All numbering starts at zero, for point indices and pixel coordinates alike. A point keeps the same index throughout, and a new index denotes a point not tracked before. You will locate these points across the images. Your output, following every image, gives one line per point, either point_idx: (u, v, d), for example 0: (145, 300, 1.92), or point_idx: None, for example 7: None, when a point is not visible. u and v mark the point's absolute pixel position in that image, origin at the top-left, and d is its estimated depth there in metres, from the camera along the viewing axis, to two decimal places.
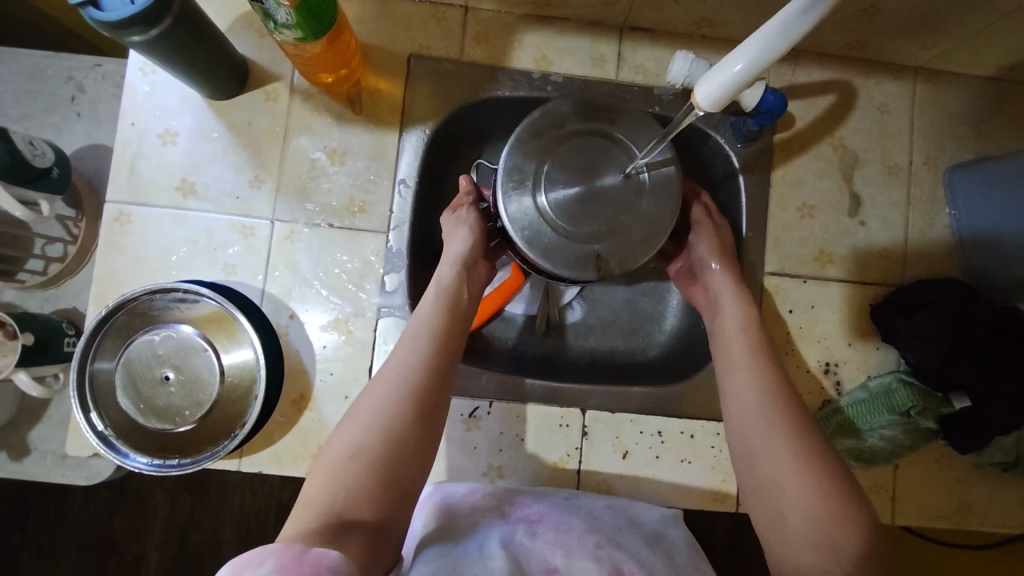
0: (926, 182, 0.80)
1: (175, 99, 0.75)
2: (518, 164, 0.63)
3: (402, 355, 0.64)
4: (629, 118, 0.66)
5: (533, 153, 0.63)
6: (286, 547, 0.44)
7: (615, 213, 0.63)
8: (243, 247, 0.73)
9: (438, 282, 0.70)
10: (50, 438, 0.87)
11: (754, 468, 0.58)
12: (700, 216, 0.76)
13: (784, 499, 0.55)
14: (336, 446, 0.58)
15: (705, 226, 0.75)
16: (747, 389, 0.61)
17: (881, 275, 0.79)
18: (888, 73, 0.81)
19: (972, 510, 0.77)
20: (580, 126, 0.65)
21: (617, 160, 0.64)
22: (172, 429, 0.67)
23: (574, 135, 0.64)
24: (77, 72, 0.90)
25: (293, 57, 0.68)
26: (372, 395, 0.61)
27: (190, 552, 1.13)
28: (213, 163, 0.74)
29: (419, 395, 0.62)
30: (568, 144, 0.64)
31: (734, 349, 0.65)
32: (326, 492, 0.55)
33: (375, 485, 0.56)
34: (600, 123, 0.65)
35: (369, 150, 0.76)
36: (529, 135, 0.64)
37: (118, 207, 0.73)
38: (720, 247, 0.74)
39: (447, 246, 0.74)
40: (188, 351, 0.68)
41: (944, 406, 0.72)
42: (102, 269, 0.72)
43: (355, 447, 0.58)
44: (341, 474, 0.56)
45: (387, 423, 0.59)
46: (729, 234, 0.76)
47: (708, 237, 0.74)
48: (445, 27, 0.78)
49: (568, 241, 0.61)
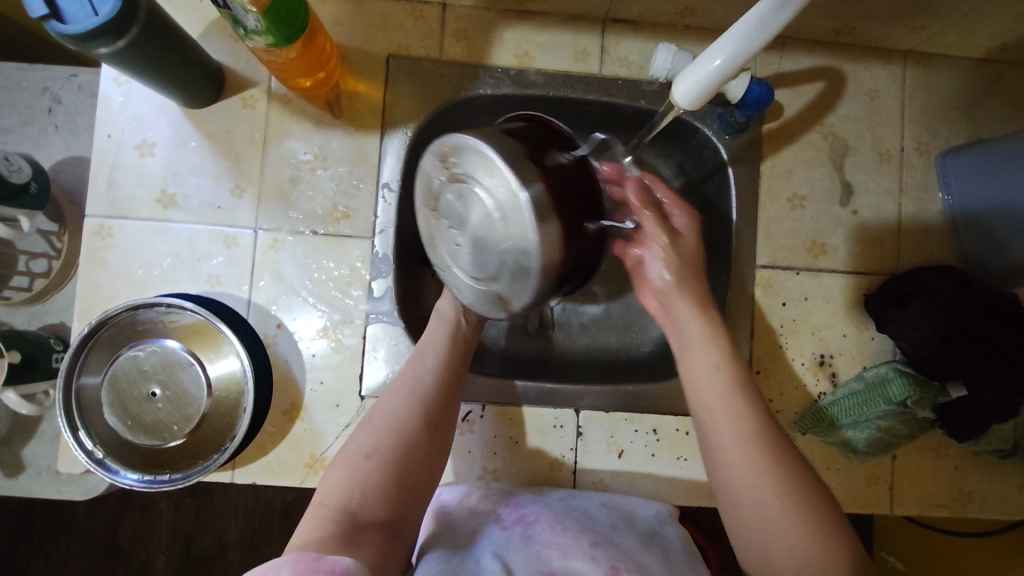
0: (919, 168, 0.79)
1: (151, 109, 0.73)
2: (428, 232, 0.56)
3: (406, 374, 0.63)
4: (468, 147, 0.50)
5: (429, 215, 0.55)
6: (300, 556, 0.44)
7: (496, 259, 0.50)
8: (227, 257, 0.72)
9: (439, 312, 0.68)
10: (44, 454, 0.86)
11: (727, 461, 0.58)
12: (656, 225, 0.68)
13: (759, 493, 0.55)
14: (350, 446, 0.59)
15: (663, 236, 0.68)
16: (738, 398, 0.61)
17: (875, 264, 0.78)
18: (877, 57, 0.79)
19: (972, 497, 0.76)
20: (442, 173, 0.52)
21: (472, 196, 0.50)
22: (162, 445, 0.66)
23: (445, 179, 0.52)
24: (53, 83, 0.88)
25: (267, 63, 0.66)
26: (382, 410, 0.61)
27: (195, 557, 1.13)
28: (193, 173, 0.73)
29: (430, 403, 0.62)
30: (443, 191, 0.53)
31: (702, 357, 0.64)
32: (343, 491, 0.55)
33: (394, 486, 0.57)
34: (451, 160, 0.51)
35: (350, 154, 0.75)
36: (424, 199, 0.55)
37: (98, 221, 0.72)
38: (679, 261, 0.68)
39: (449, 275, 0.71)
40: (174, 364, 0.67)
41: (940, 394, 0.72)
42: (85, 285, 0.71)
43: (372, 446, 0.58)
44: (360, 473, 0.56)
45: (399, 426, 0.59)
46: (691, 240, 0.69)
47: (665, 252, 0.68)
48: (424, 25, 0.76)
49: (473, 291, 0.54)
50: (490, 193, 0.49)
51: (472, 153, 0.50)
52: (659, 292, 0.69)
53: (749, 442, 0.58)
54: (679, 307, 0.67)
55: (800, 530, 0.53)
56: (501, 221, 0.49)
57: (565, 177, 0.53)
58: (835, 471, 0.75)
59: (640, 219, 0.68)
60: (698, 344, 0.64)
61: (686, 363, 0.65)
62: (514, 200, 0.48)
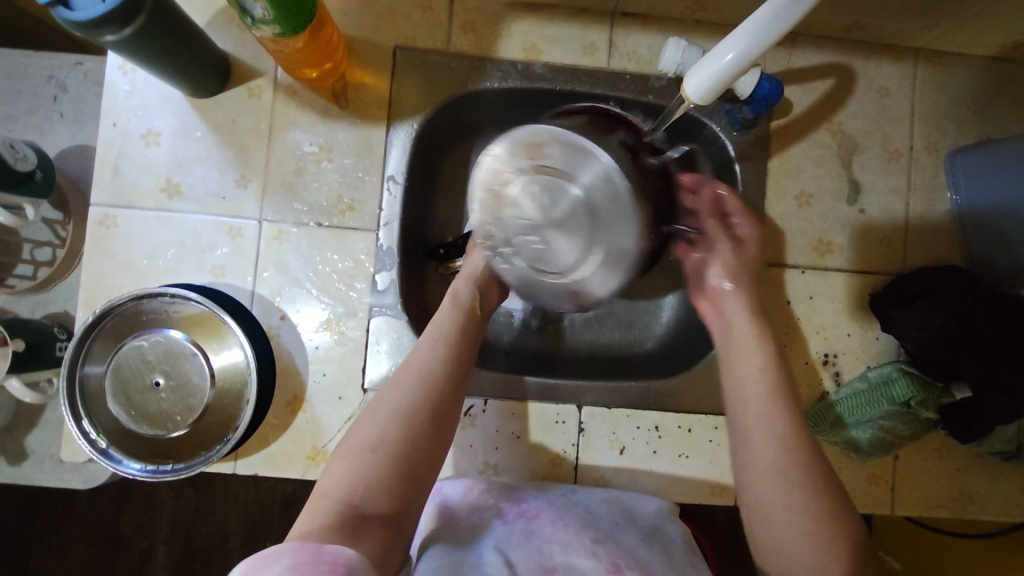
0: (927, 167, 0.78)
1: (156, 98, 0.73)
2: (486, 230, 0.59)
3: (416, 363, 0.63)
4: (567, 143, 0.56)
5: (490, 211, 0.57)
6: (301, 546, 0.44)
7: (588, 252, 0.58)
8: (231, 248, 0.72)
9: (453, 298, 0.69)
10: (48, 442, 0.87)
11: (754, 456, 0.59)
12: (718, 231, 0.72)
13: (780, 489, 0.56)
14: (354, 438, 0.59)
15: (724, 242, 0.72)
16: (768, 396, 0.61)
17: (881, 263, 0.77)
18: (888, 55, 0.78)
19: (973, 499, 0.76)
20: (525, 164, 0.56)
21: (566, 194, 0.56)
22: (164, 435, 0.66)
23: (518, 174, 0.56)
24: (59, 71, 0.88)
25: (273, 53, 0.66)
26: (387, 400, 0.60)
27: (196, 546, 1.14)
28: (198, 163, 0.73)
29: (433, 395, 0.61)
30: (522, 187, 0.56)
31: (745, 358, 0.64)
32: (347, 483, 0.55)
33: (397, 479, 0.56)
34: (541, 156, 0.55)
35: (356, 146, 0.74)
36: (485, 195, 0.57)
37: (103, 210, 0.72)
38: (738, 268, 0.70)
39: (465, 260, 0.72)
40: (178, 355, 0.67)
41: (944, 395, 0.72)
42: (89, 274, 0.71)
43: (376, 439, 0.58)
44: (363, 465, 0.56)
45: (403, 418, 0.59)
46: (752, 251, 0.72)
47: (726, 258, 0.71)
48: (432, 17, 0.75)
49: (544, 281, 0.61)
50: (585, 188, 0.56)
51: (566, 141, 0.55)
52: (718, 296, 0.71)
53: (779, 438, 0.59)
54: (732, 308, 0.69)
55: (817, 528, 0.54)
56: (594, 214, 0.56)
57: (653, 176, 0.62)
58: (837, 471, 0.75)
59: (704, 225, 0.72)
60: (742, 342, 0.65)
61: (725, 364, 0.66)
62: (613, 196, 0.56)
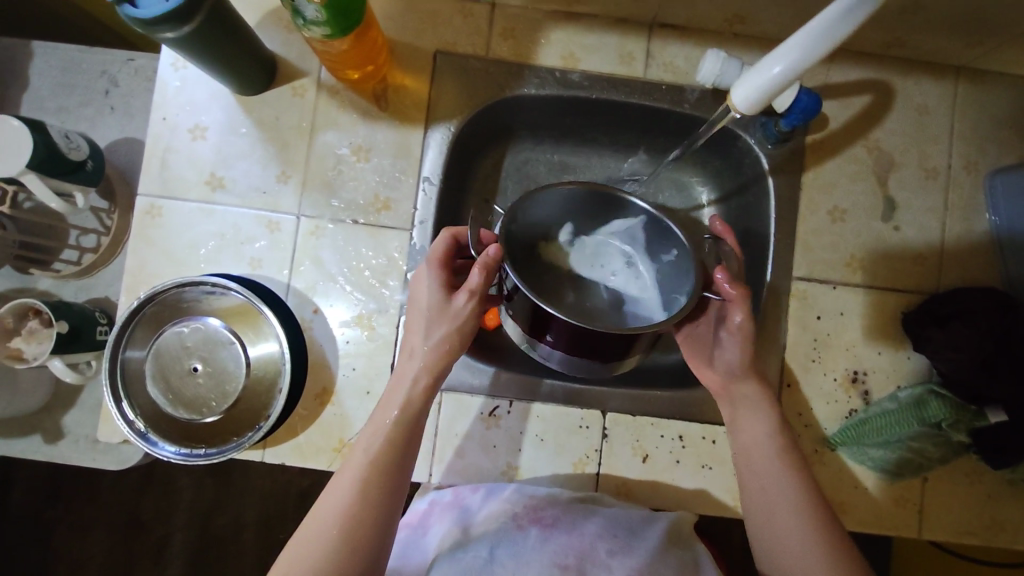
0: (965, 186, 0.77)
1: (204, 95, 0.76)
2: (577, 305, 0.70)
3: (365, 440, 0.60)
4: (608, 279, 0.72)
5: (584, 309, 0.70)
6: None
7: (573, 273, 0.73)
8: (270, 242, 0.74)
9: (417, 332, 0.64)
10: (83, 423, 0.90)
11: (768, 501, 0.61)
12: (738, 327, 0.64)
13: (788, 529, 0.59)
14: (317, 513, 0.57)
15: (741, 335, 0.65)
16: (769, 451, 0.64)
17: (913, 282, 0.76)
18: (927, 72, 0.78)
19: (1003, 527, 0.74)
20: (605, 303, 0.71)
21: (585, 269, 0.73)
22: (200, 420, 0.68)
23: (578, 293, 0.72)
24: (111, 66, 0.92)
25: (320, 53, 0.68)
26: (346, 472, 0.58)
27: (213, 534, 1.16)
28: (242, 158, 0.75)
29: (392, 467, 0.59)
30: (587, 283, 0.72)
31: (754, 419, 0.65)
32: (308, 565, 0.54)
33: (360, 557, 0.55)
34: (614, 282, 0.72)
35: (394, 147, 0.76)
36: (586, 308, 0.70)
37: (149, 200, 0.74)
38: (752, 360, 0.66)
39: (416, 296, 0.65)
40: (216, 342, 0.70)
41: (977, 419, 0.70)
42: (132, 261, 0.74)
43: (339, 514, 0.56)
44: (327, 537, 0.55)
45: (365, 476, 0.58)
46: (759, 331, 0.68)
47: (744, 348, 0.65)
48: (472, 23, 0.77)
49: (558, 285, 0.72)
50: (589, 267, 0.73)
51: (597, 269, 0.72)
52: (724, 370, 0.68)
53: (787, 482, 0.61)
54: (743, 422, 0.66)
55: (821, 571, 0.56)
56: (586, 263, 0.72)
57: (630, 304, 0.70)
58: (863, 490, 0.74)
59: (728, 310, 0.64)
60: (753, 425, 0.65)
61: (746, 462, 0.65)
62: (599, 264, 0.72)
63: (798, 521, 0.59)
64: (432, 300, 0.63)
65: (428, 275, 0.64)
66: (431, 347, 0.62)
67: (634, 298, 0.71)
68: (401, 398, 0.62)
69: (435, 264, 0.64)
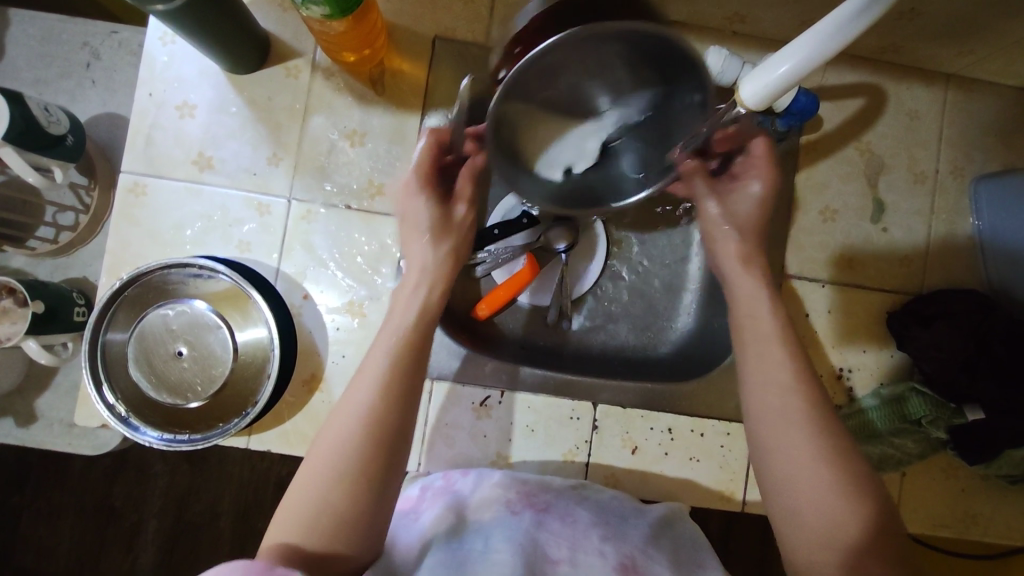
0: (951, 190, 0.79)
1: (193, 71, 0.73)
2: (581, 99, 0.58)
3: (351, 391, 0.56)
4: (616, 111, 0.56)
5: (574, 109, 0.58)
6: (252, 564, 0.40)
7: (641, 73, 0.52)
8: (259, 224, 0.72)
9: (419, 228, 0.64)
10: (57, 407, 0.87)
11: (768, 424, 0.57)
12: (704, 189, 0.67)
13: (793, 453, 0.55)
14: (307, 474, 0.53)
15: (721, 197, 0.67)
16: (771, 370, 0.58)
17: (898, 282, 0.78)
18: (918, 78, 0.80)
19: (975, 521, 0.77)
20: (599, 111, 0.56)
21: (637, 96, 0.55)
22: (186, 405, 0.66)
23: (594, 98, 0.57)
24: (94, 38, 0.89)
25: (317, 33, 0.66)
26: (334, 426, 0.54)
27: (188, 523, 1.13)
28: (232, 138, 0.73)
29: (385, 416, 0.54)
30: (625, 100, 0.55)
31: (759, 343, 0.60)
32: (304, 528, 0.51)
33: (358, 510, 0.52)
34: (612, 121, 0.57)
35: (389, 132, 0.75)
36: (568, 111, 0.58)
37: (133, 178, 0.72)
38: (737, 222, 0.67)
39: (407, 216, 0.65)
40: (202, 326, 0.67)
41: (956, 416, 0.72)
42: (115, 241, 0.71)
43: (330, 473, 0.52)
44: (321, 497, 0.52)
45: (358, 428, 0.54)
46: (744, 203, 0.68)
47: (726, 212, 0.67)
48: (472, 9, 0.76)
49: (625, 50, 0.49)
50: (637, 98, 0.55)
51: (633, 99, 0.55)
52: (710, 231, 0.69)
53: (793, 409, 0.56)
54: (749, 346, 0.60)
55: (831, 502, 0.52)
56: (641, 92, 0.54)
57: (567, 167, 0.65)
58: None
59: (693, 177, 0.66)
60: (756, 345, 0.60)
61: (748, 387, 0.59)
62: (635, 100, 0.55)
63: (805, 446, 0.54)
64: (431, 218, 0.64)
65: (417, 186, 0.63)
66: (439, 259, 0.63)
67: (599, 118, 0.57)
68: (401, 336, 0.59)
69: (422, 175, 0.63)
